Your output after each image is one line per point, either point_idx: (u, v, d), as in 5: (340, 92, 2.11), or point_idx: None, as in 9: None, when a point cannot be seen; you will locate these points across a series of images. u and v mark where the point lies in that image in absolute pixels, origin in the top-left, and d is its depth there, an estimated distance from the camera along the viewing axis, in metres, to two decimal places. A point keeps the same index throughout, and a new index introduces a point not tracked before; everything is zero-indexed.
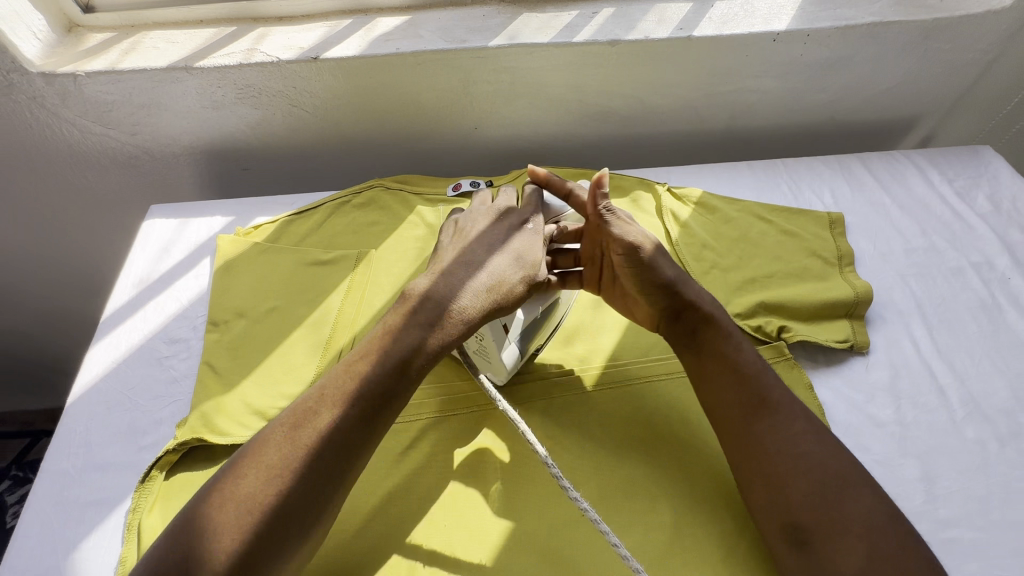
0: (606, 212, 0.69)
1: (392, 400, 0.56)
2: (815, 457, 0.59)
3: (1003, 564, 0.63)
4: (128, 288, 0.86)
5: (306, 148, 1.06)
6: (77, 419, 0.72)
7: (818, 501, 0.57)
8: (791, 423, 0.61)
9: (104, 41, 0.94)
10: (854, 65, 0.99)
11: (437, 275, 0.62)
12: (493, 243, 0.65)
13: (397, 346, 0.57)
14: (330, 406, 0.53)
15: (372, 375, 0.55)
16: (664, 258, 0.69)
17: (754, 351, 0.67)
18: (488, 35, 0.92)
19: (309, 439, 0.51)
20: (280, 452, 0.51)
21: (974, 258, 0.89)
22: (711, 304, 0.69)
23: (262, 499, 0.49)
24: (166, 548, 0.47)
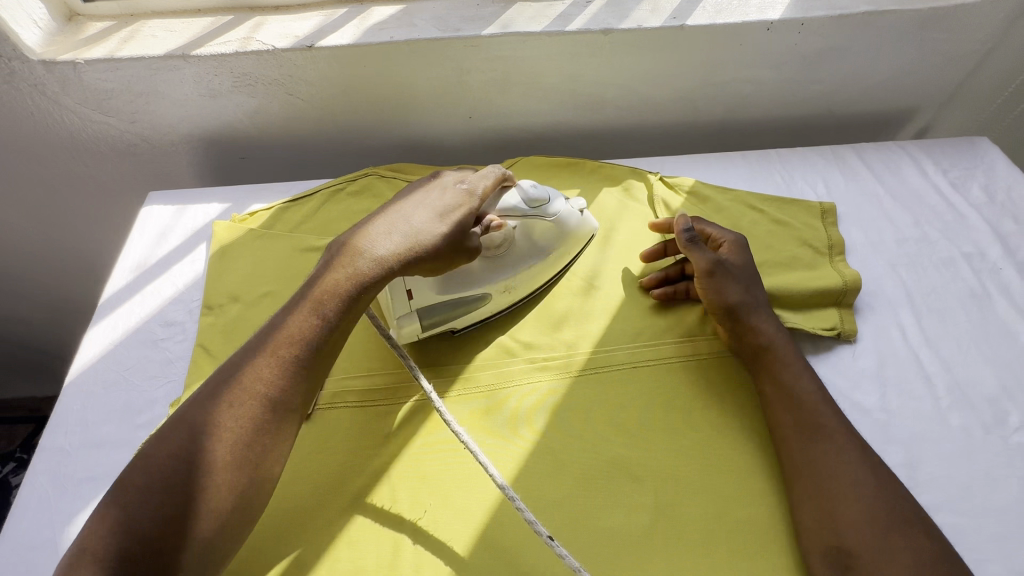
0: (689, 240, 0.77)
1: (315, 344, 0.57)
2: (865, 485, 0.61)
3: (982, 548, 0.64)
4: (125, 272, 0.87)
5: (303, 137, 1.07)
6: (75, 399, 0.74)
7: (869, 529, 0.58)
8: (846, 452, 0.63)
9: (103, 30, 0.96)
10: (849, 55, 0.99)
11: (359, 232, 0.64)
12: (418, 201, 0.67)
13: (316, 295, 0.59)
14: (254, 355, 0.56)
15: (299, 327, 0.57)
16: (732, 282, 0.74)
17: (814, 383, 0.69)
18: (481, 24, 0.92)
19: (230, 384, 0.54)
20: (209, 406, 0.52)
21: (965, 248, 0.89)
22: (775, 333, 0.72)
23: (187, 452, 0.50)
24: (101, 510, 0.48)
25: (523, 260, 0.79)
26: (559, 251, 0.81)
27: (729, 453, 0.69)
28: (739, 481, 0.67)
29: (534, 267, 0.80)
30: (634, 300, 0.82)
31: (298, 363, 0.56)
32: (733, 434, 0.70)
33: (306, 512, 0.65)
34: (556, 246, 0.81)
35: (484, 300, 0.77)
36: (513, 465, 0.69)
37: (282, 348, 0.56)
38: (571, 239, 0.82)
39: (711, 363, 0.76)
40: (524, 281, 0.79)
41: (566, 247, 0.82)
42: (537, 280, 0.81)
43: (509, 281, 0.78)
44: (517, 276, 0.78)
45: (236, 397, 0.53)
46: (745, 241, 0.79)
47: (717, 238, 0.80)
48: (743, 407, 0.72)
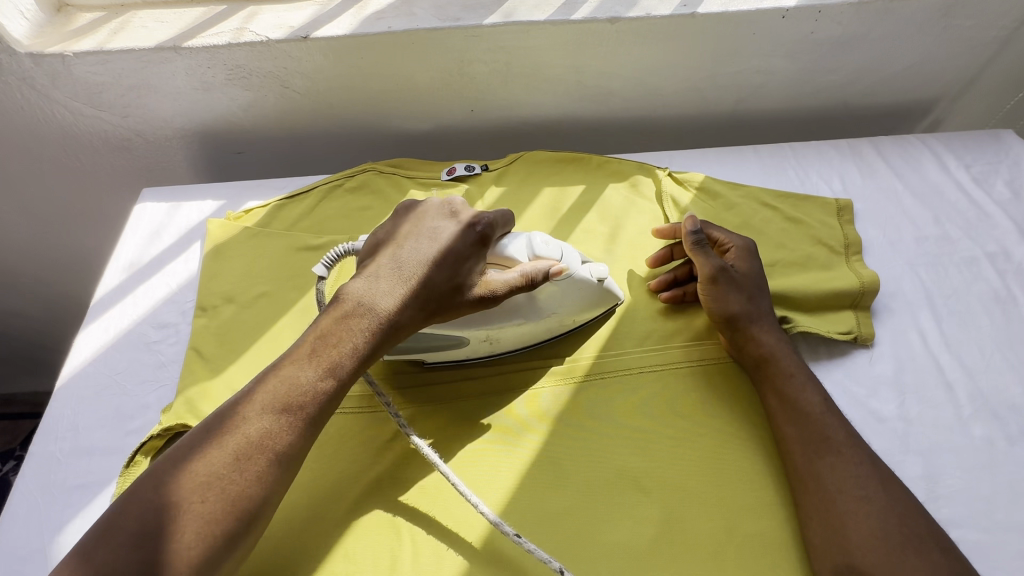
0: (697, 243, 0.73)
1: (330, 405, 0.56)
2: (876, 500, 0.58)
3: (1005, 565, 0.61)
4: (118, 272, 0.85)
5: (299, 131, 1.04)
6: (66, 403, 0.73)
7: (880, 546, 0.55)
8: (855, 466, 0.60)
9: (93, 21, 0.93)
10: (868, 43, 0.94)
11: (369, 277, 0.60)
12: (438, 244, 0.62)
13: (331, 353, 0.56)
14: (262, 414, 0.53)
15: (308, 381, 0.55)
16: (735, 291, 0.71)
17: (820, 394, 0.66)
18: (482, 13, 0.88)
19: (241, 447, 0.51)
20: (208, 457, 0.50)
21: (988, 247, 0.85)
22: (777, 343, 0.69)
23: (186, 506, 0.48)
24: (92, 555, 0.46)
25: (515, 316, 0.68)
26: (558, 317, 0.71)
27: (737, 464, 0.66)
28: (745, 494, 0.64)
29: (525, 327, 0.69)
30: (641, 303, 0.79)
31: (311, 424, 0.55)
32: (741, 444, 0.67)
33: (300, 522, 0.63)
34: (558, 310, 0.70)
35: (461, 345, 0.69)
36: (513, 474, 0.66)
37: (295, 410, 0.54)
38: (579, 308, 0.72)
39: (716, 369, 0.73)
40: (510, 336, 0.70)
41: (569, 312, 0.71)
42: (524, 338, 0.72)
43: (492, 333, 0.68)
44: (502, 330, 0.68)
45: (247, 459, 0.51)
46: (754, 247, 0.76)
47: (724, 243, 0.76)
48: (750, 415, 0.69)
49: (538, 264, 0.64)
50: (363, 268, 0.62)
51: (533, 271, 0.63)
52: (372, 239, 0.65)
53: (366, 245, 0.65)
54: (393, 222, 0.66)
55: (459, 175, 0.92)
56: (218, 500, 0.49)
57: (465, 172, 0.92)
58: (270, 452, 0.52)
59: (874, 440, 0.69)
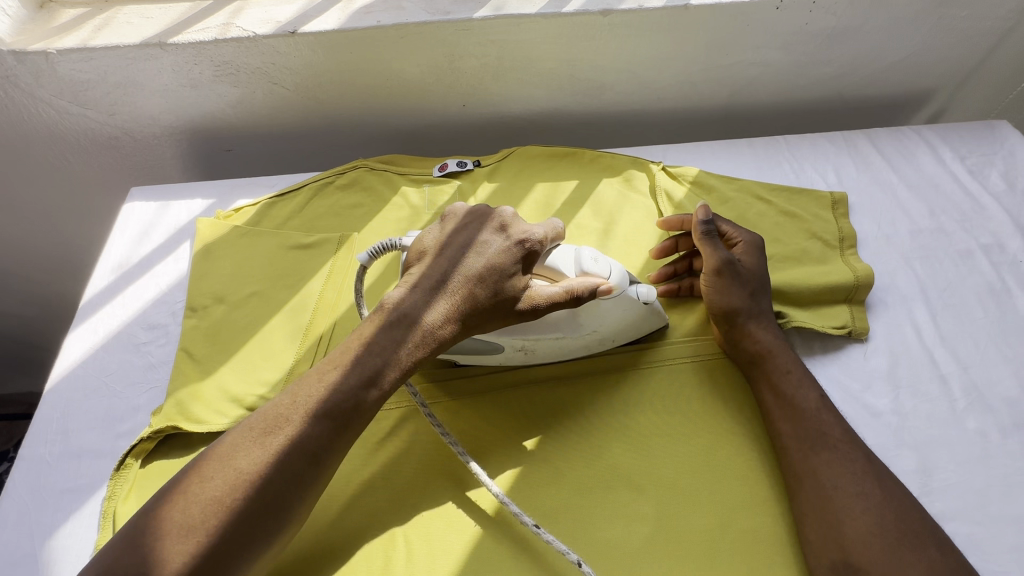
0: (709, 235, 0.71)
1: (369, 415, 0.56)
2: (871, 496, 0.58)
3: (998, 558, 0.61)
4: (106, 273, 0.84)
5: (289, 128, 1.03)
6: (54, 407, 0.72)
7: (876, 542, 0.55)
8: (851, 462, 0.60)
9: (76, 17, 0.91)
10: (862, 35, 0.94)
11: (415, 286, 0.59)
12: (487, 257, 0.60)
13: (374, 360, 0.56)
14: (303, 419, 0.52)
15: (349, 386, 0.54)
16: (738, 286, 0.70)
17: (815, 390, 0.66)
18: (473, 7, 0.87)
19: (282, 448, 0.51)
20: (250, 455, 0.51)
21: (983, 240, 0.84)
22: (774, 340, 0.69)
23: (225, 504, 0.49)
24: (128, 548, 0.47)
25: (554, 330, 0.65)
26: (599, 334, 0.69)
27: (732, 462, 0.66)
28: (740, 490, 0.64)
29: (563, 340, 0.67)
30: None
31: (349, 434, 0.55)
32: (737, 439, 0.67)
33: None
34: (598, 328, 0.68)
35: (495, 351, 0.68)
36: (506, 474, 0.66)
37: (336, 419, 0.54)
38: (620, 326, 0.69)
39: (710, 364, 0.72)
40: (548, 347, 0.68)
41: (610, 329, 0.69)
42: (561, 351, 0.69)
43: (529, 343, 0.66)
44: (539, 342, 0.66)
45: (286, 463, 0.51)
46: (760, 243, 0.75)
47: (732, 236, 0.75)
48: (744, 412, 0.69)
49: (586, 282, 0.61)
50: (408, 275, 0.60)
51: (579, 287, 0.60)
52: (419, 243, 0.62)
53: (413, 248, 0.62)
54: (440, 227, 0.63)
55: (451, 171, 0.91)
56: (256, 498, 0.50)
57: (457, 168, 0.92)
58: (308, 458, 0.52)
59: (868, 435, 0.69)
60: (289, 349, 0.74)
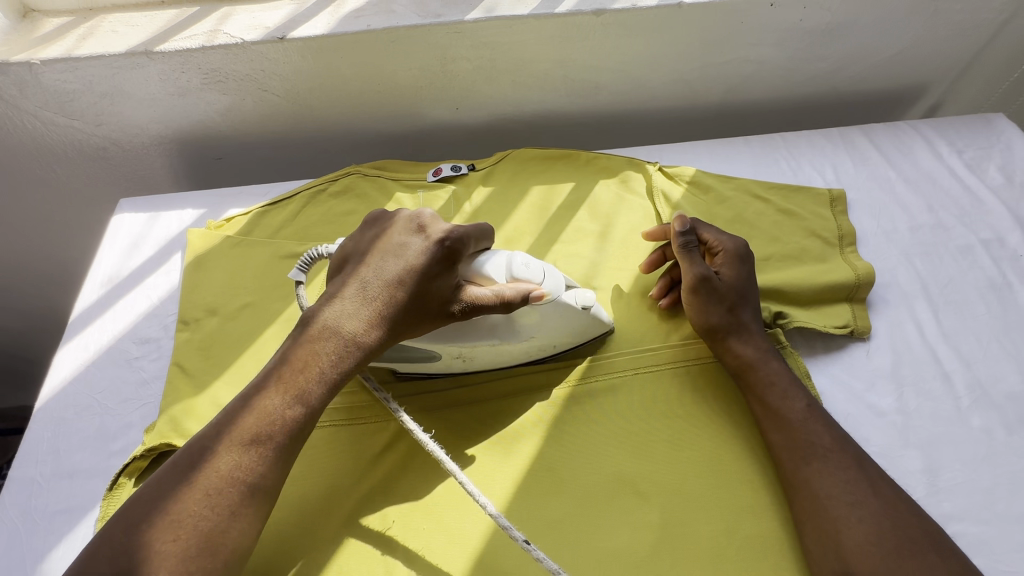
0: (683, 245, 0.72)
1: (302, 434, 0.55)
2: (867, 504, 0.56)
3: (1008, 558, 0.60)
4: (95, 287, 0.83)
5: (281, 135, 1.01)
6: (45, 426, 0.70)
7: (875, 551, 0.54)
8: (843, 470, 0.59)
9: (61, 27, 0.89)
10: (858, 30, 0.93)
11: (334, 300, 0.58)
12: (405, 258, 0.58)
13: (297, 380, 0.54)
14: (231, 446, 0.52)
15: (274, 410, 0.53)
16: (716, 302, 0.69)
17: (804, 397, 0.64)
18: (464, 9, 0.86)
19: (210, 480, 0.50)
20: (180, 492, 0.50)
21: (983, 234, 0.84)
22: (757, 354, 0.67)
23: (157, 546, 0.47)
24: None
25: (490, 336, 0.64)
26: (537, 341, 0.68)
27: (737, 467, 0.65)
28: (747, 495, 0.63)
29: (500, 346, 0.66)
30: (633, 305, 0.77)
31: (282, 454, 0.53)
32: (733, 445, 0.66)
33: (292, 541, 0.62)
34: (537, 335, 0.67)
35: (433, 358, 0.66)
36: (506, 485, 0.64)
37: (265, 441, 0.53)
38: (565, 334, 0.69)
39: (703, 372, 0.71)
40: (485, 354, 0.66)
41: (549, 336, 0.68)
42: (500, 358, 0.68)
43: (466, 351, 0.65)
44: (476, 350, 0.65)
45: (217, 494, 0.50)
46: (744, 251, 0.72)
47: (715, 245, 0.73)
48: (746, 418, 0.68)
49: (518, 288, 0.60)
50: (331, 288, 0.60)
51: (511, 293, 0.59)
52: (339, 256, 0.62)
53: (335, 258, 0.62)
54: (359, 235, 0.63)
55: (445, 175, 0.90)
56: (189, 536, 0.48)
57: (451, 172, 0.90)
58: (240, 484, 0.51)
59: (873, 435, 0.68)
60: None
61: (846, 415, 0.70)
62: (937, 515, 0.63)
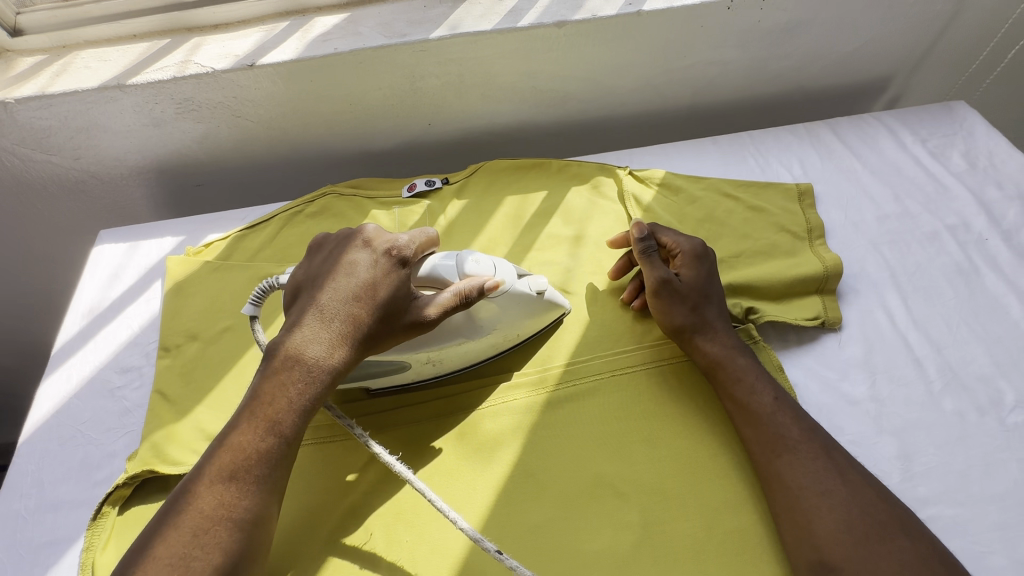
0: (641, 251, 0.73)
1: (283, 461, 0.56)
2: (836, 493, 0.57)
3: (984, 539, 0.61)
4: (77, 318, 0.83)
5: (258, 159, 1.03)
6: (29, 459, 0.71)
7: (847, 539, 0.54)
8: (811, 459, 0.60)
9: (34, 65, 0.91)
10: (816, 28, 0.95)
11: (294, 329, 0.59)
12: (357, 277, 0.60)
13: (270, 411, 0.56)
14: (212, 485, 0.52)
15: (251, 443, 0.54)
16: (679, 303, 0.70)
17: (771, 390, 0.65)
18: (429, 27, 0.88)
19: (196, 522, 0.51)
20: (167, 538, 0.50)
21: (949, 220, 0.85)
22: (724, 351, 0.68)
23: None
24: None
25: (455, 336, 0.67)
26: (502, 331, 0.70)
27: (715, 464, 0.65)
28: (726, 490, 0.64)
29: (468, 345, 0.69)
30: (607, 308, 0.78)
31: (264, 483, 0.54)
32: (708, 441, 0.67)
33: (275, 561, 0.62)
34: (500, 328, 0.70)
35: (403, 369, 0.68)
36: (487, 494, 0.65)
37: (244, 474, 0.53)
38: (526, 319, 0.72)
39: (676, 372, 0.72)
40: (454, 356, 0.69)
41: (513, 325, 0.71)
42: (472, 354, 0.71)
43: (434, 354, 0.67)
44: (444, 352, 0.67)
45: (204, 534, 0.51)
46: (702, 251, 0.74)
47: (673, 247, 0.75)
48: (720, 414, 0.69)
49: (472, 281, 0.62)
50: (289, 317, 0.61)
51: (466, 288, 0.61)
52: (292, 284, 0.63)
53: (287, 288, 0.63)
54: (306, 263, 0.64)
55: (420, 190, 0.92)
56: None
57: (426, 187, 0.92)
58: (227, 520, 0.52)
59: (848, 424, 0.69)
60: None
61: (820, 406, 0.71)
62: (913, 499, 0.64)
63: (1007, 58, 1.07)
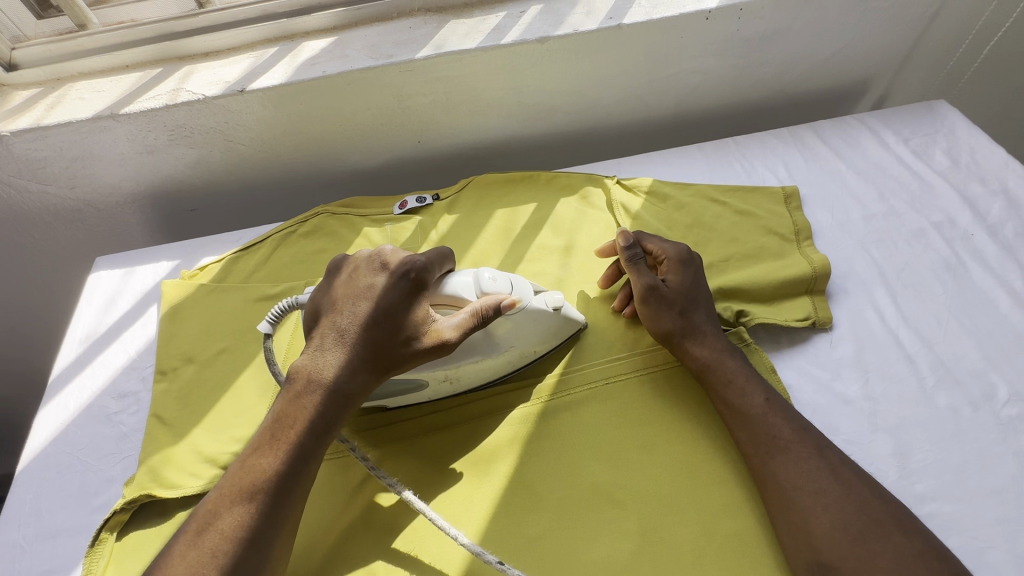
0: (632, 257, 0.74)
1: (303, 483, 0.56)
2: (830, 492, 0.57)
3: (984, 533, 0.61)
4: (74, 345, 0.84)
5: (251, 182, 1.04)
6: (26, 488, 0.71)
7: (843, 538, 0.55)
8: (804, 459, 0.60)
9: (29, 98, 0.93)
10: (794, 35, 0.97)
11: (316, 351, 0.60)
12: (377, 301, 0.60)
13: (291, 434, 0.56)
14: (232, 506, 0.53)
15: (271, 466, 0.55)
16: (666, 309, 0.71)
17: (762, 391, 0.66)
18: (414, 48, 0.90)
19: (216, 543, 0.51)
20: (187, 558, 0.50)
21: (935, 217, 0.86)
22: (714, 354, 0.69)
23: None
24: None
25: (473, 354, 0.67)
26: (517, 350, 0.70)
27: (711, 468, 0.65)
28: (721, 493, 0.64)
29: (484, 362, 0.68)
30: (600, 316, 0.79)
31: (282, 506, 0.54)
32: (704, 445, 0.67)
33: None
34: (516, 344, 0.69)
35: (422, 387, 0.68)
36: (484, 505, 0.65)
37: (263, 497, 0.53)
38: (542, 338, 0.72)
39: (668, 377, 0.72)
40: (470, 373, 0.69)
41: (527, 343, 0.70)
42: (487, 373, 0.70)
43: (451, 372, 0.67)
44: (460, 369, 0.67)
45: (223, 558, 0.50)
46: (686, 255, 0.74)
47: (658, 254, 0.76)
48: (714, 417, 0.69)
49: (488, 300, 0.62)
50: (309, 338, 0.62)
51: (483, 306, 0.61)
52: (311, 303, 0.64)
53: (306, 305, 0.64)
54: (325, 283, 0.64)
55: (411, 207, 0.93)
56: None
57: (417, 204, 0.93)
58: (244, 543, 0.51)
59: (843, 423, 0.69)
60: (261, 402, 0.74)
61: (815, 406, 0.71)
62: (911, 496, 0.64)
63: (982, 55, 1.08)
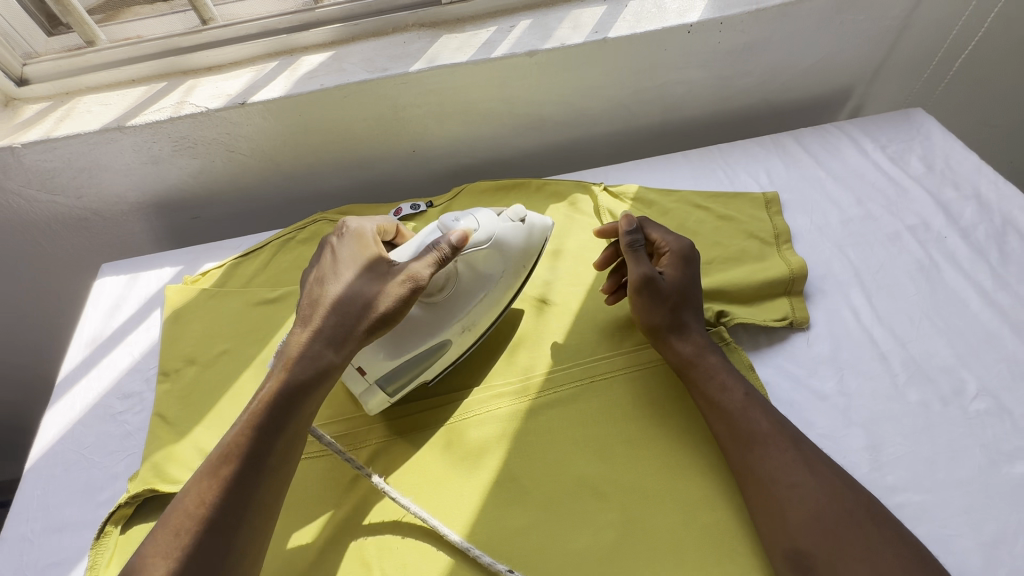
0: (634, 245, 0.76)
1: (264, 449, 0.57)
2: (804, 482, 0.60)
3: (952, 522, 0.63)
4: (80, 348, 0.87)
5: (252, 190, 1.08)
6: (34, 484, 0.74)
7: (816, 525, 0.58)
8: (781, 451, 0.63)
9: (39, 111, 0.97)
10: (773, 47, 1.01)
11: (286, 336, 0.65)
12: (324, 281, 0.66)
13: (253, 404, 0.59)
14: (200, 477, 0.56)
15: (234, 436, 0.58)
16: (660, 302, 0.73)
17: (741, 387, 0.69)
18: (408, 62, 0.94)
19: (185, 511, 0.54)
20: (163, 528, 0.53)
21: (909, 221, 0.89)
22: (697, 350, 0.72)
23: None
24: None
25: (471, 296, 0.73)
26: (510, 271, 0.75)
27: (693, 461, 0.68)
28: (701, 486, 0.66)
29: (486, 298, 0.74)
30: (586, 317, 0.82)
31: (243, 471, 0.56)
32: (686, 440, 0.70)
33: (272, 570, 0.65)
34: (505, 267, 0.74)
35: (446, 347, 0.73)
36: (473, 498, 0.68)
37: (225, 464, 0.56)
38: (526, 251, 0.76)
39: (652, 375, 0.75)
40: (482, 314, 0.74)
41: (516, 262, 0.75)
42: (495, 308, 0.76)
43: (466, 319, 0.72)
44: (471, 314, 0.73)
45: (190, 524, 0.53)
46: (687, 251, 0.77)
47: (661, 245, 0.79)
48: (695, 412, 0.72)
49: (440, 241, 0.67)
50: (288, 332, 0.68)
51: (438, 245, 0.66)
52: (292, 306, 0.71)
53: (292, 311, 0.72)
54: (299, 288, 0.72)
55: (405, 214, 0.96)
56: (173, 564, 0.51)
57: (411, 210, 0.97)
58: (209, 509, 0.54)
59: (818, 418, 0.72)
60: None
61: (791, 402, 0.74)
62: (883, 487, 0.66)
63: (956, 65, 1.12)
